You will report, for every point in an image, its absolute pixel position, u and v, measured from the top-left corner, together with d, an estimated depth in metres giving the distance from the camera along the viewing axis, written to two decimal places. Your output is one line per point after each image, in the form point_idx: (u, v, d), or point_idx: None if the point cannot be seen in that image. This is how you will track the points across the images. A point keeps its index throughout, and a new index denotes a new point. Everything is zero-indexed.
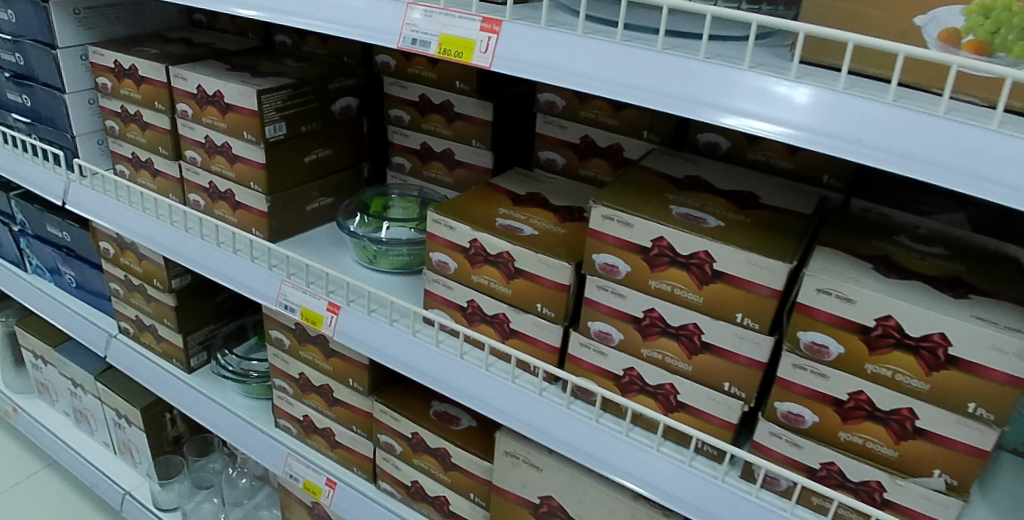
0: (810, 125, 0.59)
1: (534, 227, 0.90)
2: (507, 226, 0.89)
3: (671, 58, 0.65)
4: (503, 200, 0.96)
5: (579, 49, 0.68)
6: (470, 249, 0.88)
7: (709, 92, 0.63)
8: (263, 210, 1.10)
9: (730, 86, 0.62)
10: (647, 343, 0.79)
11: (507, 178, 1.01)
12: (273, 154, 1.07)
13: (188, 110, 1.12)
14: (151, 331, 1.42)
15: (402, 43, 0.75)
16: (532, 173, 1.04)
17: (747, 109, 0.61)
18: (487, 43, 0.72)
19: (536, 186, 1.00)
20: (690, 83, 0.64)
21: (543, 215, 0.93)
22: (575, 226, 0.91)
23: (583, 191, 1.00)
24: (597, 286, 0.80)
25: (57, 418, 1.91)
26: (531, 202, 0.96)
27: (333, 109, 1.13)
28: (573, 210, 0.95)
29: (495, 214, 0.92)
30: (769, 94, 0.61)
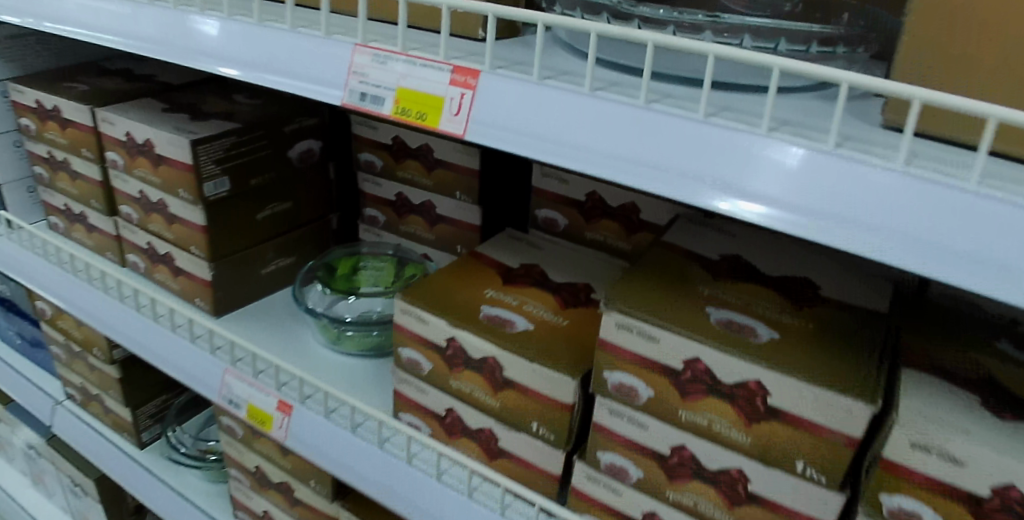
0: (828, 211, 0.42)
1: (528, 317, 0.71)
2: (491, 317, 0.70)
3: (718, 131, 0.45)
4: (491, 278, 0.77)
5: (579, 113, 0.48)
6: (448, 350, 0.70)
7: (742, 176, 0.44)
8: (207, 278, 0.92)
9: (726, 155, 0.44)
10: (674, 485, 0.61)
11: (495, 246, 0.83)
12: (214, 214, 0.89)
13: (119, 160, 0.94)
14: (99, 400, 1.25)
15: (348, 99, 0.55)
16: (527, 236, 0.85)
17: (750, 188, 0.43)
18: (459, 102, 0.52)
19: (532, 256, 0.81)
20: (743, 170, 0.44)
21: (541, 298, 0.74)
22: (579, 315, 0.72)
23: (589, 261, 0.81)
24: (609, 409, 0.62)
25: (15, 477, 1.74)
26: (526, 280, 0.77)
27: (291, 155, 0.94)
28: (578, 289, 0.76)
29: (481, 299, 0.73)
30: (778, 167, 0.43)
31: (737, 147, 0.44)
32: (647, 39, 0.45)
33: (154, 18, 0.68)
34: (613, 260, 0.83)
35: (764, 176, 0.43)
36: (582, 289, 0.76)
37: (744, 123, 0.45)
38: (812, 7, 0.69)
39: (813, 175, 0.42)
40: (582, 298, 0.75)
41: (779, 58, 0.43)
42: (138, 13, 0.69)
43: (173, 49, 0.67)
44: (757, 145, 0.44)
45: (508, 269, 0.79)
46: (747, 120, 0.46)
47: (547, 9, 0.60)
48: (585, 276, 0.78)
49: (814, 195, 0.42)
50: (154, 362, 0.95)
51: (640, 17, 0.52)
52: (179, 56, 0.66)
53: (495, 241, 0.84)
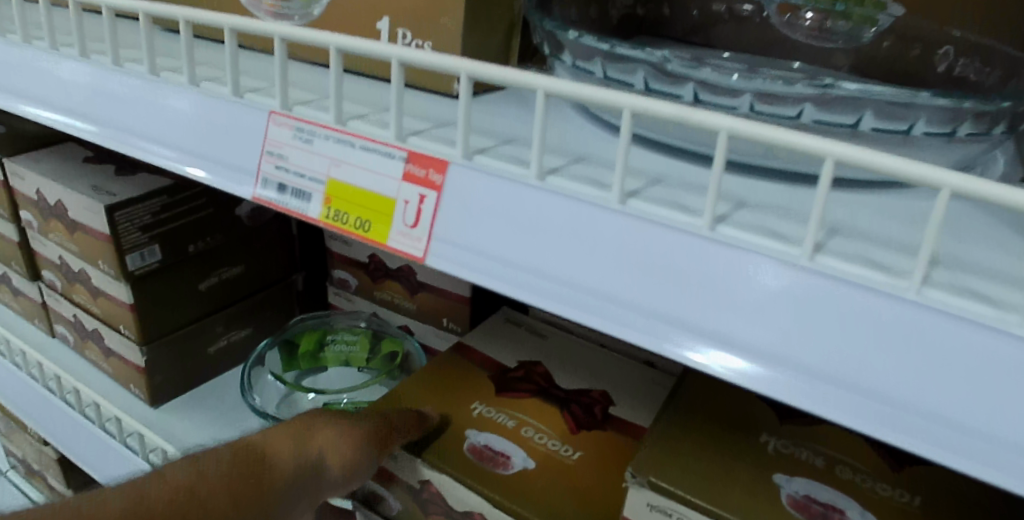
0: (869, 387, 0.28)
1: (527, 447, 0.54)
2: (475, 450, 0.53)
3: (820, 288, 0.28)
4: (481, 386, 0.60)
5: (591, 239, 0.32)
6: (423, 493, 0.53)
7: (854, 362, 0.28)
8: (139, 363, 0.76)
9: (734, 300, 0.29)
10: None
11: (489, 338, 0.66)
12: (142, 289, 0.72)
13: (34, 220, 0.78)
14: (40, 476, 1.08)
15: (263, 194, 0.39)
16: (528, 321, 0.69)
17: (750, 342, 0.29)
18: (417, 208, 0.35)
19: (534, 351, 0.64)
20: (852, 348, 0.28)
21: (542, 419, 0.56)
22: (593, 444, 0.54)
23: (607, 357, 0.64)
24: None
25: None
26: (527, 389, 0.59)
27: (239, 213, 0.77)
28: (592, 403, 0.58)
29: (471, 422, 0.56)
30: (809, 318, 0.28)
31: (748, 289, 0.29)
32: (720, 127, 0.29)
33: (47, 69, 0.50)
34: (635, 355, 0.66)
35: (777, 332, 0.29)
36: (597, 405, 0.58)
37: (879, 269, 0.28)
38: (905, 40, 0.52)
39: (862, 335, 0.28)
40: (599, 416, 0.57)
41: (932, 171, 0.27)
42: (39, 66, 0.50)
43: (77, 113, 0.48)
44: (887, 315, 0.27)
45: (506, 371, 0.62)
46: (883, 261, 0.29)
47: (551, 55, 0.43)
48: (601, 381, 0.61)
49: (854, 368, 0.28)
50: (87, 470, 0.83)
51: (697, 80, 0.36)
52: (89, 130, 0.47)
53: (488, 328, 0.68)
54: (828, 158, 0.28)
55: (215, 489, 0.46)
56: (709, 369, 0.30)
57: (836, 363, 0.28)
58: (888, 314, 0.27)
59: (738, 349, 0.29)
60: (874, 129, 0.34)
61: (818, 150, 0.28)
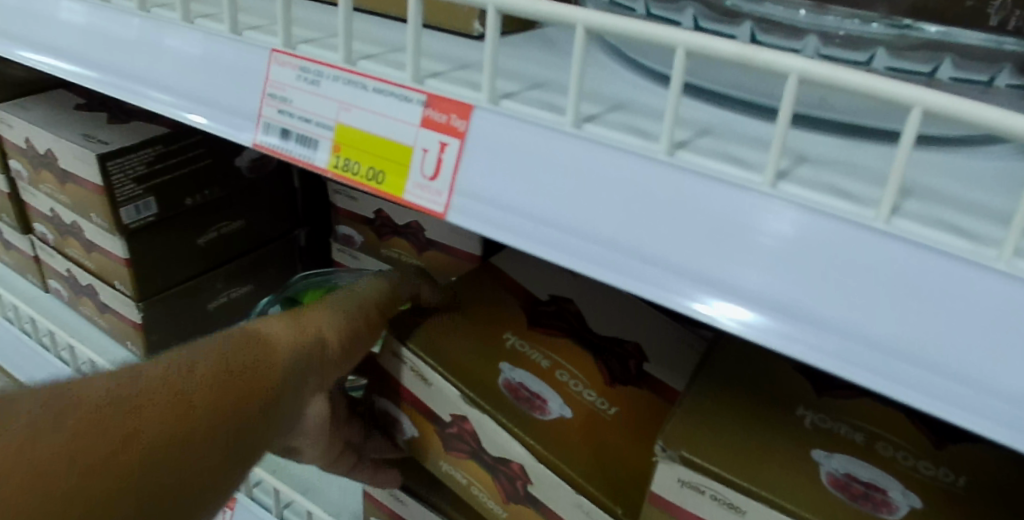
0: (950, 367, 0.24)
1: (564, 395, 0.50)
2: (511, 387, 0.50)
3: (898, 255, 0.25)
4: (511, 317, 0.56)
5: (634, 190, 0.28)
6: (451, 427, 0.51)
7: (934, 335, 0.24)
8: (135, 320, 0.73)
9: (783, 264, 0.26)
10: None
11: (517, 269, 0.61)
12: (138, 243, 0.69)
13: (23, 170, 0.74)
14: None
15: (264, 141, 0.35)
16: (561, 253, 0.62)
17: (813, 311, 0.26)
18: (437, 157, 0.31)
19: (565, 287, 0.59)
20: (935, 320, 0.24)
21: (578, 364, 0.53)
22: (630, 402, 0.51)
23: (641, 308, 0.59)
24: None
25: None
26: (560, 326, 0.55)
27: (239, 164, 0.73)
28: (627, 355, 0.54)
29: (505, 357, 0.52)
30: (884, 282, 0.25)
31: (812, 254, 0.26)
32: (789, 68, 0.26)
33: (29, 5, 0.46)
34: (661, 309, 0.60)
35: (840, 291, 0.25)
36: (634, 357, 0.54)
37: (960, 234, 0.25)
38: None
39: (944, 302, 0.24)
40: (634, 372, 0.53)
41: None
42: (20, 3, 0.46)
43: (61, 53, 0.44)
44: (976, 287, 0.24)
45: (537, 302, 0.57)
46: (962, 226, 0.26)
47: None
48: (634, 331, 0.56)
49: (929, 338, 0.24)
50: None
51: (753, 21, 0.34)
52: (74, 72, 0.43)
53: (514, 258, 0.62)
54: (915, 107, 0.25)
55: (208, 382, 0.40)
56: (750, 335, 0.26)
57: (905, 338, 0.25)
58: (981, 286, 0.24)
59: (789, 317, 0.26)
60: (950, 79, 0.33)
61: (906, 99, 0.25)
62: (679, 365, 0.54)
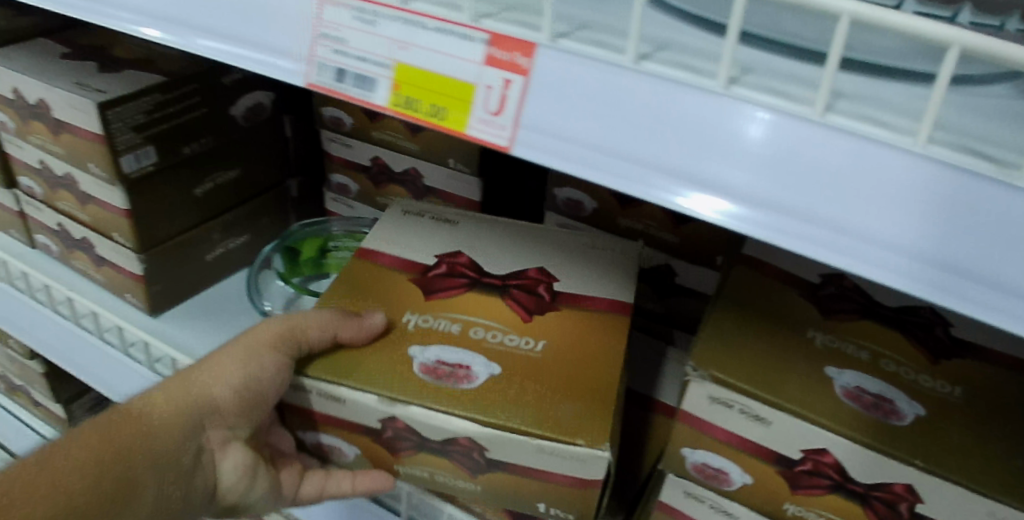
0: (938, 256, 0.28)
1: (482, 351, 0.53)
2: (427, 369, 0.52)
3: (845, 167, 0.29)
4: (408, 290, 0.58)
5: (685, 122, 0.30)
6: (387, 432, 0.53)
7: (882, 219, 0.29)
8: (135, 272, 0.72)
9: (763, 165, 0.30)
10: (797, 498, 0.43)
11: (402, 238, 0.63)
12: (138, 194, 0.68)
13: (8, 121, 0.72)
14: (22, 393, 1.03)
15: (319, 80, 0.36)
16: (426, 207, 0.66)
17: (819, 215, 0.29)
18: (501, 94, 0.33)
19: (460, 239, 0.62)
20: (873, 212, 0.29)
21: (489, 314, 0.56)
22: (553, 333, 0.55)
23: (539, 229, 0.64)
24: (684, 492, 0.47)
25: None
26: (460, 284, 0.58)
27: (233, 112, 0.73)
28: (533, 283, 0.59)
29: (414, 338, 0.54)
30: (857, 185, 0.29)
31: (799, 154, 0.29)
32: (841, 12, 0.29)
33: None
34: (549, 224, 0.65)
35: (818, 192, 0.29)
36: (543, 285, 0.59)
37: (994, 156, 0.28)
38: None
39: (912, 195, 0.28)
40: (547, 299, 0.58)
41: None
42: None
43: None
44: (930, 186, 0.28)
45: (428, 269, 0.60)
46: (994, 152, 0.29)
47: None
48: (542, 259, 0.61)
49: (884, 228, 0.29)
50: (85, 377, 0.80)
51: None
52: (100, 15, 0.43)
53: (393, 226, 0.64)
54: (954, 46, 0.27)
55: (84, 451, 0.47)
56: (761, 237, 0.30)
57: (869, 226, 0.29)
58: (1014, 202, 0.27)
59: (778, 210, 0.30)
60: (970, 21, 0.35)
61: (944, 38, 0.27)
62: (588, 274, 0.60)
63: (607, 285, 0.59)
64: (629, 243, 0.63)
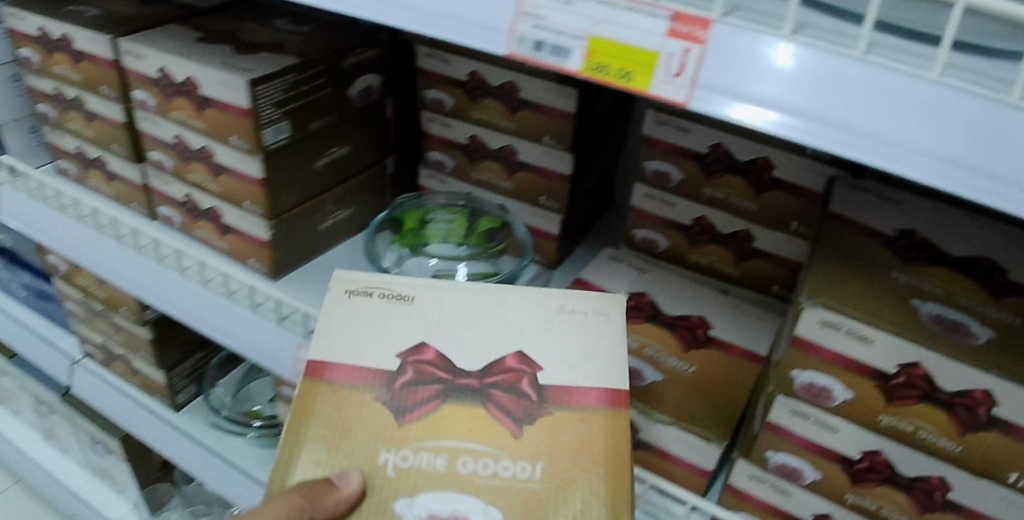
0: (958, 159, 0.37)
1: (478, 492, 0.54)
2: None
3: (888, 91, 0.37)
4: (375, 413, 0.57)
5: (813, 75, 0.39)
6: None
7: (911, 132, 0.37)
8: (262, 237, 0.80)
9: (808, 82, 0.39)
10: (891, 409, 0.51)
11: (359, 332, 0.59)
12: (274, 164, 0.76)
13: (148, 100, 0.80)
14: (124, 362, 1.12)
15: (519, 50, 0.44)
16: (371, 286, 0.62)
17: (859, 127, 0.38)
18: (679, 60, 0.41)
19: (425, 323, 0.60)
20: (899, 121, 0.37)
21: (475, 432, 0.56)
22: (551, 449, 0.56)
23: (504, 291, 0.62)
24: (790, 410, 0.55)
25: (25, 432, 1.65)
26: (432, 403, 0.57)
27: (350, 93, 0.81)
28: (517, 383, 0.57)
29: (401, 486, 0.54)
30: (905, 109, 0.37)
31: (859, 82, 0.38)
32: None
33: None
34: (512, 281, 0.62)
35: (869, 112, 0.38)
36: (527, 377, 0.58)
37: None
38: None
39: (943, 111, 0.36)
40: (535, 400, 0.57)
41: None
42: None
43: None
44: (965, 106, 0.36)
45: (390, 378, 0.57)
46: None
47: None
48: (520, 339, 0.59)
49: (910, 135, 0.37)
50: (185, 321, 0.86)
51: None
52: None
53: (344, 317, 0.60)
54: None
55: None
56: (826, 149, 0.39)
57: (899, 133, 0.38)
58: None
59: (834, 127, 0.39)
60: None
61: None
62: (568, 352, 0.59)
63: (591, 366, 0.58)
64: (601, 300, 0.61)
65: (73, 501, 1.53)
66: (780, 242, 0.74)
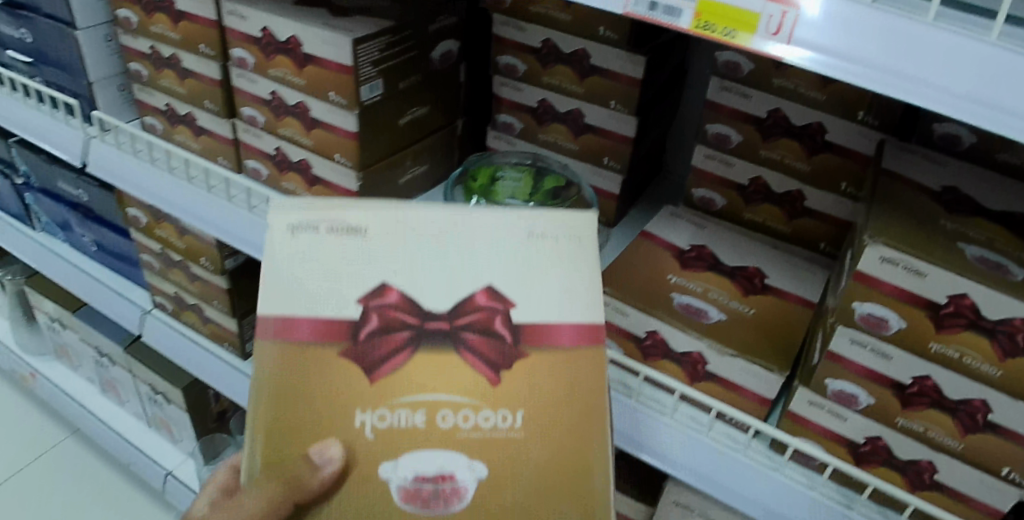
0: (979, 95, 0.47)
1: (460, 448, 0.55)
2: (411, 496, 0.55)
3: (924, 41, 0.47)
4: (344, 368, 0.55)
5: (865, 26, 0.48)
6: None
7: (940, 75, 0.47)
8: (351, 189, 0.87)
9: (858, 32, 0.49)
10: (940, 336, 0.59)
11: (309, 276, 0.55)
12: (367, 121, 0.83)
13: (247, 58, 0.87)
14: (196, 311, 1.21)
15: (635, 10, 0.53)
16: (310, 218, 0.56)
17: (899, 71, 0.48)
18: (776, 21, 0.50)
19: (382, 261, 0.56)
20: (931, 65, 0.47)
21: (449, 384, 0.55)
22: (530, 397, 0.56)
23: (467, 219, 0.57)
24: (849, 340, 0.63)
25: (83, 385, 1.75)
26: (402, 354, 0.55)
27: (433, 56, 0.88)
28: (487, 324, 0.56)
29: (381, 447, 0.55)
30: (938, 55, 0.47)
31: (900, 34, 0.48)
32: None
33: None
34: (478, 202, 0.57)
35: (906, 57, 0.48)
36: (499, 316, 0.56)
37: None
38: None
39: (970, 62, 0.47)
40: (510, 341, 0.56)
41: None
42: None
43: None
44: (987, 56, 0.46)
45: (353, 327, 0.55)
46: None
47: None
48: (490, 278, 0.56)
49: (939, 77, 0.47)
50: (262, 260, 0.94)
51: None
52: None
53: (288, 259, 0.55)
54: None
55: None
56: (868, 87, 0.49)
57: (932, 75, 0.47)
58: None
59: (878, 70, 0.49)
60: None
61: None
62: (539, 288, 0.56)
63: (567, 303, 0.57)
64: (576, 224, 0.58)
65: (131, 451, 1.62)
66: (830, 201, 0.81)
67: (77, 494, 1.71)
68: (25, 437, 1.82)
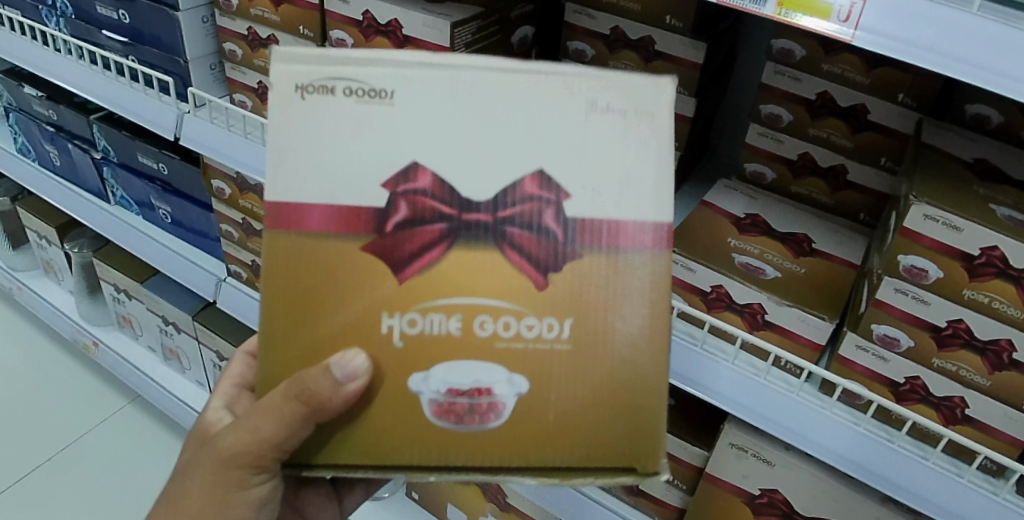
0: (1004, 70, 0.57)
1: (495, 360, 0.61)
2: (444, 410, 0.62)
3: (964, 25, 0.58)
4: (373, 265, 0.60)
5: (916, 13, 0.59)
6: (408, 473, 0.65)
7: (975, 53, 0.58)
8: None
9: (909, 18, 0.59)
10: (974, 284, 0.69)
11: (344, 142, 0.59)
12: None
13: (347, 39, 0.97)
14: None
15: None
16: (337, 78, 0.59)
17: (940, 50, 0.59)
18: (847, 8, 0.61)
19: (414, 128, 0.59)
20: (967, 45, 0.58)
21: (493, 289, 0.61)
22: (571, 306, 0.61)
23: (514, 83, 0.59)
24: (893, 288, 0.72)
25: (142, 353, 1.86)
26: (439, 248, 0.60)
27: (512, 40, 0.98)
28: (529, 222, 0.60)
29: (413, 348, 0.61)
30: (973, 37, 0.58)
31: (944, 20, 0.58)
32: None
33: None
34: (515, 60, 0.59)
35: (946, 38, 0.58)
36: (550, 207, 0.60)
37: None
38: None
39: (1000, 41, 0.57)
40: (562, 237, 0.60)
41: None
42: None
43: None
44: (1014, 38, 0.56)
45: (384, 215, 0.60)
46: None
47: None
48: (527, 160, 0.60)
49: (973, 55, 0.58)
50: None
51: None
52: None
53: (307, 120, 0.59)
54: None
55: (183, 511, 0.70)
56: (913, 62, 0.60)
57: (968, 54, 0.58)
58: None
59: (922, 48, 0.59)
60: None
61: None
62: (588, 165, 0.60)
63: (620, 185, 0.60)
64: (641, 96, 0.59)
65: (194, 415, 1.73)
66: (870, 174, 0.90)
67: (138, 458, 1.81)
68: (85, 404, 1.93)
